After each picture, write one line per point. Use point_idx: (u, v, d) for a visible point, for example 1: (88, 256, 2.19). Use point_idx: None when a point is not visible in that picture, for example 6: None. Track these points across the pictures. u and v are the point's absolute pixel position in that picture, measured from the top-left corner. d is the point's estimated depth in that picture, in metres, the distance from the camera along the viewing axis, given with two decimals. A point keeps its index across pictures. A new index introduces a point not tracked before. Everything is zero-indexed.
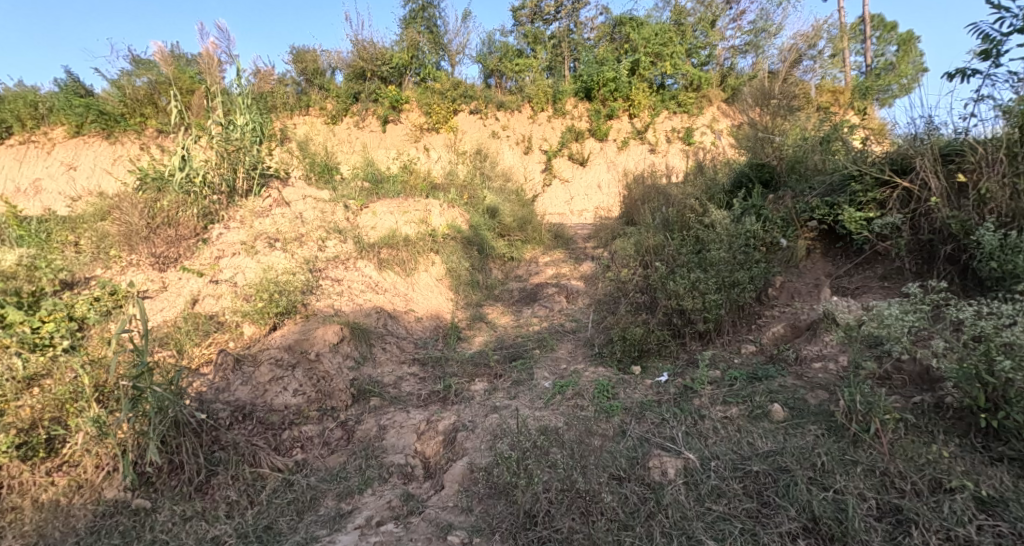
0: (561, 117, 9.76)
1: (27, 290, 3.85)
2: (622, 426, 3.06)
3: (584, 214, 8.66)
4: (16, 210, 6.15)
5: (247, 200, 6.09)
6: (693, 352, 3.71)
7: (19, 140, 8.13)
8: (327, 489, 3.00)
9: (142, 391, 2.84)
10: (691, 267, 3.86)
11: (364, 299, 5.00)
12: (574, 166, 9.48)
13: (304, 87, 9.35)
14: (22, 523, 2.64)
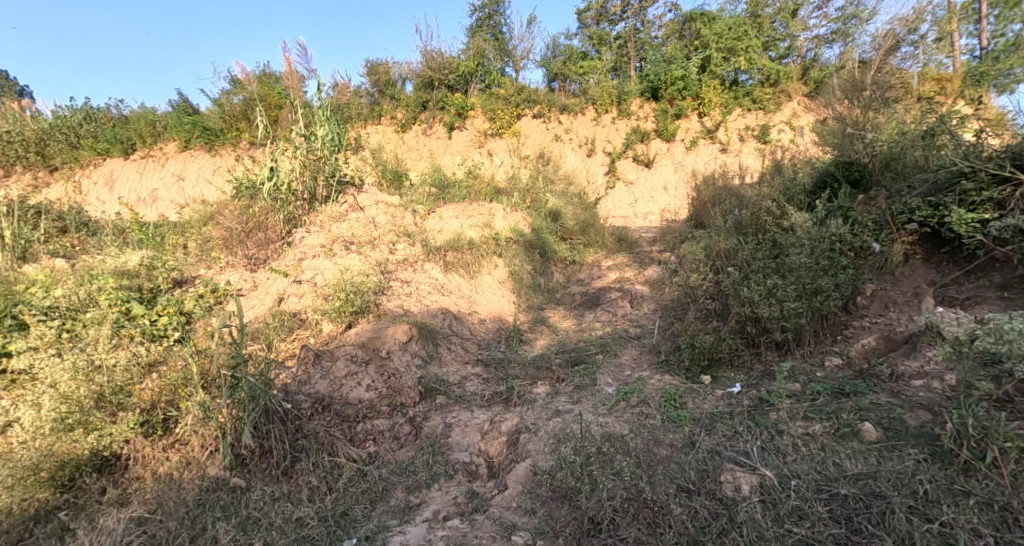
0: (625, 118, 9.64)
1: (147, 287, 4.41)
2: (692, 437, 3.01)
3: (649, 217, 8.52)
4: (137, 217, 6.95)
5: (325, 206, 6.47)
6: (769, 362, 3.60)
7: (141, 155, 9.11)
8: (397, 481, 3.16)
9: (239, 380, 3.15)
10: (768, 273, 3.71)
11: (432, 300, 5.19)
12: (640, 168, 9.35)
13: (377, 97, 9.79)
14: (144, 492, 2.96)
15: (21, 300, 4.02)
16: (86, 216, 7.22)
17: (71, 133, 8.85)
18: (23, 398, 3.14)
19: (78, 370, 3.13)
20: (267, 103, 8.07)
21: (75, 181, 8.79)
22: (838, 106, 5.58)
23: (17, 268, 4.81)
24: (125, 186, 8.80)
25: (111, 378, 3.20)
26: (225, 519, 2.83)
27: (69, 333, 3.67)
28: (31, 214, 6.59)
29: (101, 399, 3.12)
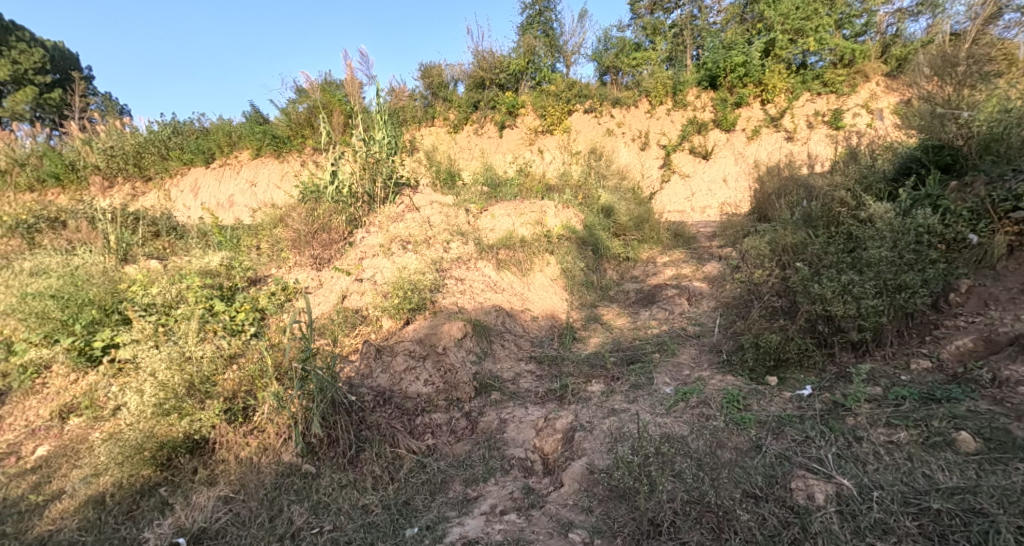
0: (681, 109, 9.39)
1: (228, 285, 4.79)
2: (758, 440, 2.93)
3: (707, 211, 8.24)
4: (216, 221, 7.47)
5: (384, 206, 6.69)
6: (845, 364, 3.45)
7: (219, 163, 9.74)
8: (455, 474, 3.26)
9: (309, 372, 3.35)
10: (843, 268, 3.55)
11: (485, 298, 5.28)
12: (696, 160, 9.07)
13: (430, 100, 10.02)
14: (229, 474, 3.21)
15: (128, 300, 4.50)
16: (173, 221, 7.89)
17: (161, 146, 9.62)
18: (131, 386, 3.51)
19: (172, 361, 3.44)
20: (329, 110, 8.41)
21: (165, 190, 9.48)
22: (926, 83, 5.15)
23: (119, 268, 5.30)
24: (206, 192, 9.43)
25: (199, 368, 3.46)
26: (299, 502, 3.03)
27: (163, 327, 4.05)
28: (129, 221, 7.32)
29: (192, 388, 3.39)
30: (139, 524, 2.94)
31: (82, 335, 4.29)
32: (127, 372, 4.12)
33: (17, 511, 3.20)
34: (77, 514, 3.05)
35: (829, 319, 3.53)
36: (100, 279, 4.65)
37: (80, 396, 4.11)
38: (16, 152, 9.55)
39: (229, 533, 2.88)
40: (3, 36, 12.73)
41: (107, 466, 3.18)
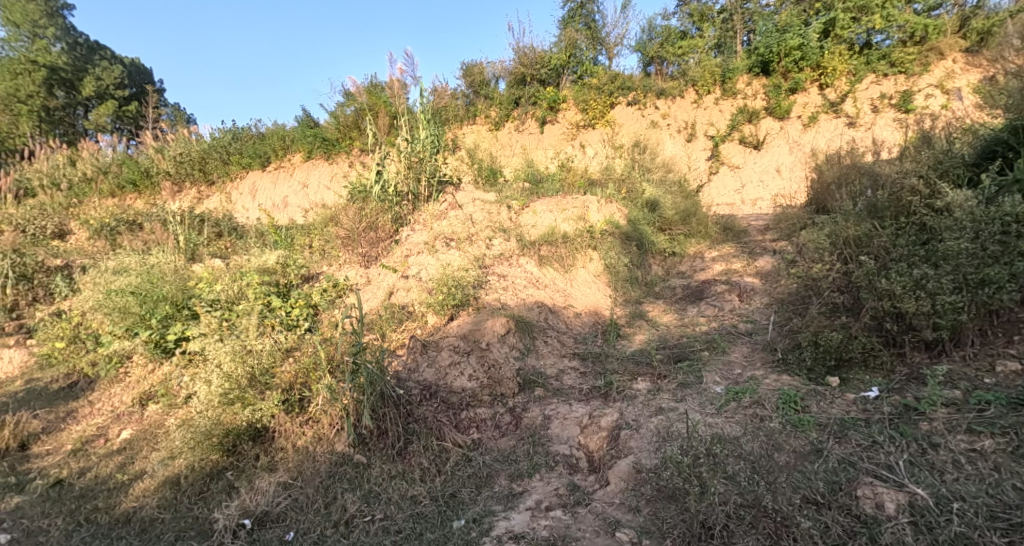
0: (730, 98, 9.02)
1: (284, 282, 5.05)
2: (819, 444, 2.79)
3: (759, 204, 7.92)
4: (272, 221, 7.79)
5: (427, 204, 6.78)
6: (916, 365, 3.24)
7: (274, 166, 10.09)
8: (500, 468, 3.27)
9: (359, 366, 3.40)
10: (916, 261, 3.31)
11: (527, 294, 5.25)
12: (747, 150, 8.72)
13: (472, 98, 10.08)
14: (287, 461, 3.33)
15: (196, 296, 4.73)
16: (235, 221, 8.32)
17: (223, 151, 10.10)
18: (201, 377, 3.68)
19: (236, 353, 3.57)
20: (375, 112, 8.58)
21: (227, 193, 9.95)
22: (1013, 58, 4.71)
23: (188, 266, 5.59)
24: (263, 194, 9.78)
25: (259, 360, 3.57)
26: (352, 490, 3.13)
27: (227, 322, 4.28)
28: (196, 222, 7.79)
29: (253, 379, 3.52)
30: (209, 505, 3.13)
31: (158, 328, 4.56)
32: (198, 362, 4.32)
33: (104, 488, 3.46)
34: (156, 493, 3.28)
35: (897, 316, 3.30)
36: (172, 277, 4.90)
37: (157, 384, 4.45)
38: (98, 161, 10.29)
39: (287, 517, 3.01)
40: (90, 55, 14.19)
41: (182, 450, 3.41)
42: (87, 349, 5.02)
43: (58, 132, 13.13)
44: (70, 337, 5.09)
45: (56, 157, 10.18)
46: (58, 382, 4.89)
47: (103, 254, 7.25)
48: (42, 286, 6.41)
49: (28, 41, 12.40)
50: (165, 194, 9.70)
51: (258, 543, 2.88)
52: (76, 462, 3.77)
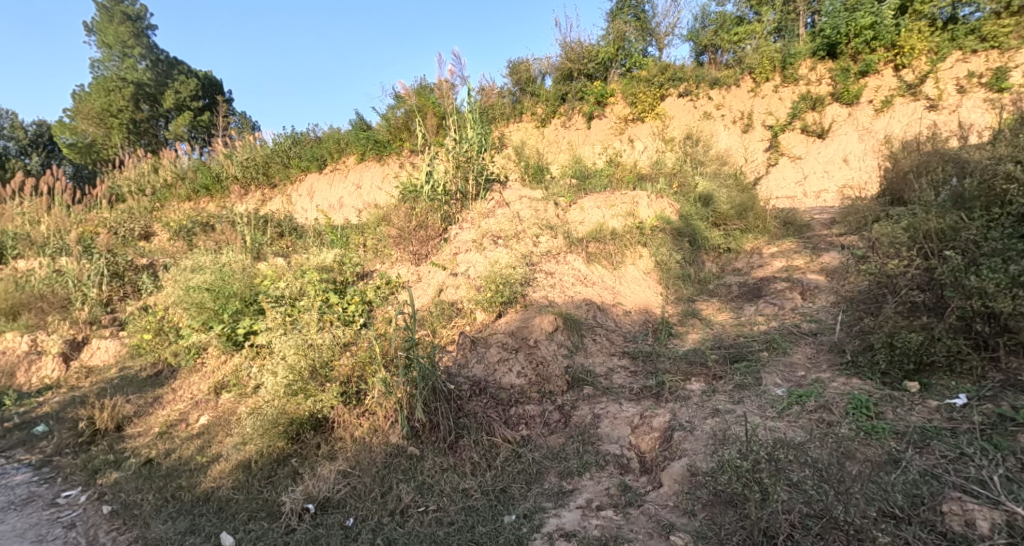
0: (791, 85, 8.39)
1: (341, 280, 5.29)
2: (897, 454, 2.69)
3: (824, 196, 7.36)
4: (330, 221, 8.13)
5: (475, 203, 6.89)
6: (1013, 372, 3.01)
7: (330, 168, 10.48)
8: (550, 465, 3.33)
9: (411, 360, 3.57)
10: (1012, 255, 3.03)
11: (575, 292, 5.25)
12: (810, 140, 8.07)
13: (519, 96, 10.08)
14: (346, 451, 3.49)
15: (262, 292, 5.02)
16: (295, 222, 8.73)
17: (284, 156, 10.64)
18: (269, 368, 3.94)
19: (299, 346, 3.78)
20: (424, 113, 8.76)
21: (288, 195, 10.44)
22: None
23: (254, 265, 5.96)
24: (320, 195, 10.19)
25: (319, 353, 3.77)
26: (406, 480, 3.26)
27: (291, 317, 4.56)
28: (261, 223, 8.28)
29: (314, 372, 3.72)
30: (277, 489, 3.33)
31: (229, 323, 4.91)
32: (265, 354, 4.65)
33: (186, 469, 3.73)
34: (230, 475, 3.52)
35: (990, 318, 3.06)
36: (240, 274, 5.22)
37: (229, 374, 4.75)
38: (177, 167, 11.08)
39: (348, 503, 3.17)
40: (169, 70, 15.95)
41: (253, 437, 3.65)
42: (171, 341, 5.42)
43: (143, 142, 15.32)
44: (155, 329, 5.52)
45: (142, 164, 11.07)
46: (145, 370, 5.32)
47: (183, 253, 7.86)
48: (132, 283, 7.08)
49: (117, 59, 15.01)
50: (232, 197, 10.33)
51: (321, 526, 3.05)
52: (162, 443, 4.08)
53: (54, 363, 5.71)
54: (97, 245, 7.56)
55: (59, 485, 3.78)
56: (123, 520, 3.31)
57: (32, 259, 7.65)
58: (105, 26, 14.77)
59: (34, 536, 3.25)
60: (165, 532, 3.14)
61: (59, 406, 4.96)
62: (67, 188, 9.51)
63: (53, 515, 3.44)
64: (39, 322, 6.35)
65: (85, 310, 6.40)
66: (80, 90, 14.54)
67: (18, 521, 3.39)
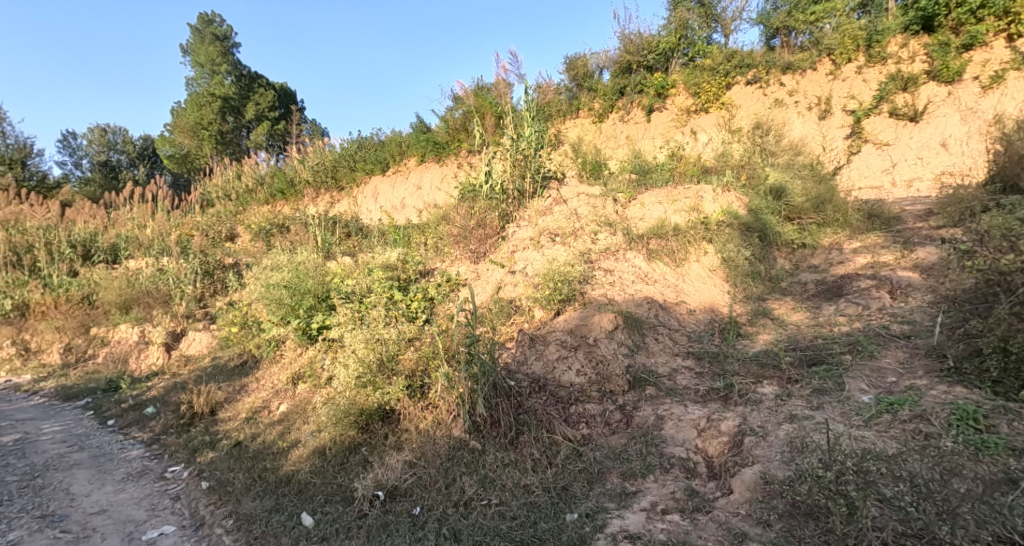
0: (878, 64, 7.68)
1: (403, 277, 5.45)
2: (1011, 472, 2.40)
3: (916, 186, 6.65)
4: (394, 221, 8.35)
5: (532, 200, 6.85)
6: None
7: (392, 171, 10.74)
8: (612, 466, 3.26)
9: (472, 355, 3.58)
10: None
11: (635, 290, 5.10)
12: (899, 123, 7.28)
13: (575, 92, 9.88)
14: (411, 442, 3.55)
15: (333, 289, 5.22)
16: (361, 223, 9.05)
17: (350, 160, 11.07)
18: (340, 360, 4.09)
19: (368, 340, 3.90)
20: (482, 113, 8.80)
21: (353, 197, 10.81)
22: None
23: (325, 263, 6.17)
24: (384, 196, 10.47)
25: (386, 347, 3.88)
26: (469, 474, 3.28)
27: (359, 313, 4.74)
28: (330, 224, 8.63)
29: (382, 365, 3.82)
30: (349, 475, 3.44)
31: (304, 318, 5.12)
32: (337, 346, 4.82)
33: (269, 452, 3.93)
34: (308, 460, 3.67)
35: None
36: (313, 271, 5.43)
37: (305, 366, 4.97)
38: (256, 173, 11.80)
39: (414, 493, 3.24)
40: (251, 83, 18.26)
41: (326, 425, 3.80)
42: (253, 334, 5.76)
43: (228, 151, 17.51)
44: (241, 322, 5.89)
45: (228, 171, 11.93)
46: (234, 360, 5.69)
47: (262, 253, 8.32)
48: (220, 281, 7.61)
49: (208, 76, 17.40)
50: (305, 199, 10.83)
51: (391, 513, 3.13)
52: (248, 427, 4.33)
53: (158, 351, 6.24)
54: (192, 246, 8.22)
55: (166, 460, 4.10)
56: (219, 496, 3.53)
57: (140, 259, 8.38)
58: (200, 47, 17.08)
59: (148, 504, 3.53)
60: (254, 509, 3.30)
61: (164, 390, 5.37)
62: (167, 195, 10.42)
63: (161, 487, 3.73)
64: (146, 315, 6.96)
65: (183, 305, 6.97)
66: (181, 108, 17.19)
67: (134, 491, 3.69)
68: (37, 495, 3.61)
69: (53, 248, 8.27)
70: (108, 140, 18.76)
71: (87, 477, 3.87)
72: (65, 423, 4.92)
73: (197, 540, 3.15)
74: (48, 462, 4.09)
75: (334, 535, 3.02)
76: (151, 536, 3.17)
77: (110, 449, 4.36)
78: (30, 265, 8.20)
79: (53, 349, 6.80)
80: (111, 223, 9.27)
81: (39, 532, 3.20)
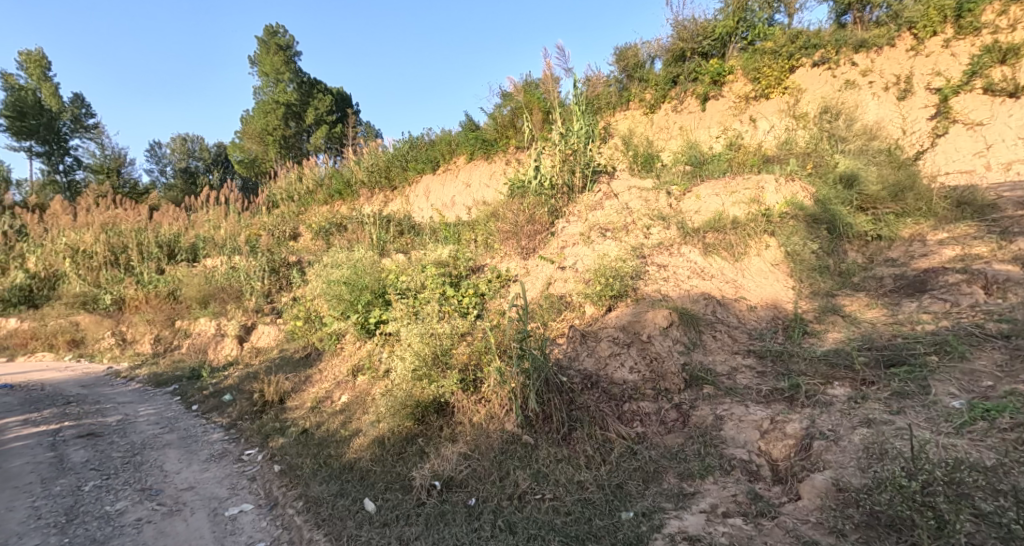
0: (971, 37, 6.91)
1: (454, 273, 5.50)
2: None
3: (1014, 170, 5.94)
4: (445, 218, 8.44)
5: (582, 195, 6.75)
6: None
7: (442, 169, 10.85)
8: (668, 466, 3.16)
9: (524, 351, 3.54)
10: None
11: (691, 285, 4.92)
12: (996, 99, 6.51)
13: (625, 83, 9.58)
14: (466, 434, 3.56)
15: (389, 285, 5.31)
16: (414, 221, 9.20)
17: (402, 160, 11.28)
18: (397, 354, 4.16)
19: (423, 334, 3.94)
20: (530, 109, 8.74)
21: (406, 196, 11.00)
22: None
23: (380, 260, 6.28)
24: (435, 194, 10.59)
25: (440, 341, 3.90)
26: (522, 468, 3.25)
27: (413, 308, 4.82)
28: (385, 223, 8.84)
29: (436, 359, 3.84)
30: (407, 465, 3.49)
31: (363, 312, 5.24)
32: (394, 340, 4.92)
33: (333, 440, 4.05)
34: (368, 449, 3.76)
35: None
36: (370, 268, 5.55)
37: (363, 359, 5.09)
38: (316, 174, 12.25)
39: (470, 484, 3.25)
40: (311, 89, 18.94)
41: (385, 416, 3.87)
42: (316, 328, 5.98)
43: (290, 155, 18.27)
44: (305, 317, 6.12)
45: (290, 174, 12.46)
46: (299, 352, 5.93)
47: (322, 251, 8.58)
48: (285, 278, 7.90)
49: (273, 85, 18.21)
50: (360, 199, 11.12)
51: (447, 503, 3.15)
52: (313, 415, 4.49)
53: (232, 343, 6.61)
54: (259, 245, 8.65)
55: (243, 444, 4.30)
56: (290, 478, 3.66)
57: (215, 257, 8.91)
58: (265, 57, 17.87)
59: (229, 483, 3.72)
60: (322, 493, 3.39)
61: (239, 378, 5.66)
62: (237, 197, 11.02)
63: (240, 468, 3.91)
64: (221, 309, 7.38)
65: (253, 300, 7.33)
66: (249, 116, 18.12)
67: (216, 471, 3.90)
68: (137, 470, 3.88)
69: (143, 248, 8.99)
70: (187, 148, 20.21)
71: (178, 456, 4.13)
72: (157, 407, 5.27)
73: (271, 518, 3.28)
74: (145, 441, 4.40)
75: (394, 521, 3.06)
76: (232, 513, 3.33)
77: (195, 431, 4.62)
78: (126, 263, 8.97)
79: (145, 340, 7.32)
80: (190, 225, 9.92)
81: (140, 503, 3.44)
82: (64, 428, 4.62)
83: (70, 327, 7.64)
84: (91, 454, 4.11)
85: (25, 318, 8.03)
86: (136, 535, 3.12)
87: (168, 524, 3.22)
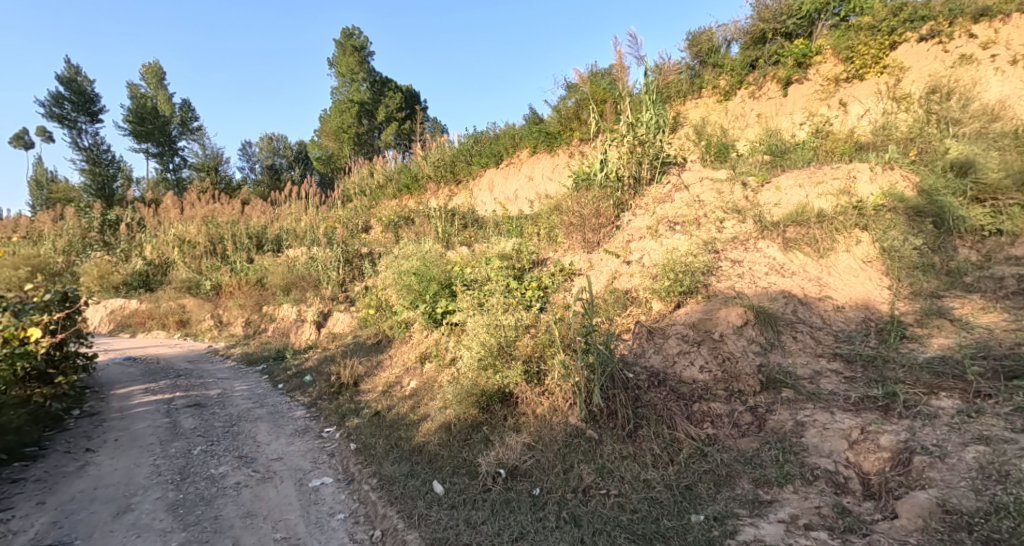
0: None
1: (517, 266, 5.45)
2: None
3: None
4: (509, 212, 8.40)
5: (650, 187, 6.52)
6: None
7: (506, 163, 10.81)
8: (742, 470, 2.96)
9: (589, 345, 3.44)
10: None
11: (769, 283, 4.61)
12: None
13: (698, 70, 9.10)
14: (530, 425, 3.51)
15: (455, 277, 5.36)
16: (478, 214, 9.25)
17: (467, 154, 11.37)
18: (462, 344, 4.17)
19: (489, 324, 3.92)
20: (595, 100, 8.52)
21: (470, 191, 11.08)
22: None
23: (445, 252, 6.33)
24: (499, 188, 10.58)
25: (504, 333, 3.87)
26: (586, 462, 3.16)
27: (479, 300, 4.83)
28: (450, 216, 8.95)
29: (500, 350, 3.82)
30: (473, 451, 3.49)
31: (430, 302, 5.32)
32: (460, 330, 4.95)
33: (403, 423, 4.13)
34: (434, 434, 3.79)
35: None
36: (437, 259, 5.61)
37: (431, 347, 5.17)
38: (386, 170, 12.62)
39: (534, 474, 3.20)
40: (382, 87, 19.52)
41: (451, 403, 3.88)
42: (387, 316, 6.15)
43: (363, 150, 18.95)
44: (377, 305, 6.31)
45: (362, 169, 12.91)
46: (371, 338, 6.12)
47: (391, 244, 8.82)
48: (358, 268, 8.17)
49: (348, 84, 18.98)
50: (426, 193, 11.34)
51: (513, 491, 3.12)
52: (385, 399, 4.61)
53: (311, 328, 6.93)
54: (334, 239, 9.03)
55: (322, 422, 4.48)
56: (364, 457, 3.76)
57: (296, 248, 9.41)
58: (342, 58, 18.62)
59: (312, 457, 3.88)
60: (394, 472, 3.46)
61: (318, 361, 5.92)
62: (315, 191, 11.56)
63: (321, 444, 4.07)
64: (302, 297, 7.78)
65: (328, 289, 7.65)
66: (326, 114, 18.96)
67: (300, 444, 4.08)
68: (235, 439, 4.13)
69: (237, 239, 9.66)
70: (273, 146, 21.51)
71: (268, 429, 4.36)
72: (249, 383, 5.61)
73: (349, 492, 3.38)
74: (240, 414, 4.68)
75: (461, 505, 3.07)
76: (315, 484, 3.47)
77: (282, 407, 4.87)
78: (222, 252, 9.68)
79: (237, 322, 7.86)
80: (275, 218, 10.54)
81: (238, 469, 3.66)
82: (177, 397, 5.00)
83: (179, 309, 8.36)
84: (198, 421, 4.43)
85: (142, 300, 8.84)
86: (236, 496, 3.32)
87: (262, 490, 3.40)
